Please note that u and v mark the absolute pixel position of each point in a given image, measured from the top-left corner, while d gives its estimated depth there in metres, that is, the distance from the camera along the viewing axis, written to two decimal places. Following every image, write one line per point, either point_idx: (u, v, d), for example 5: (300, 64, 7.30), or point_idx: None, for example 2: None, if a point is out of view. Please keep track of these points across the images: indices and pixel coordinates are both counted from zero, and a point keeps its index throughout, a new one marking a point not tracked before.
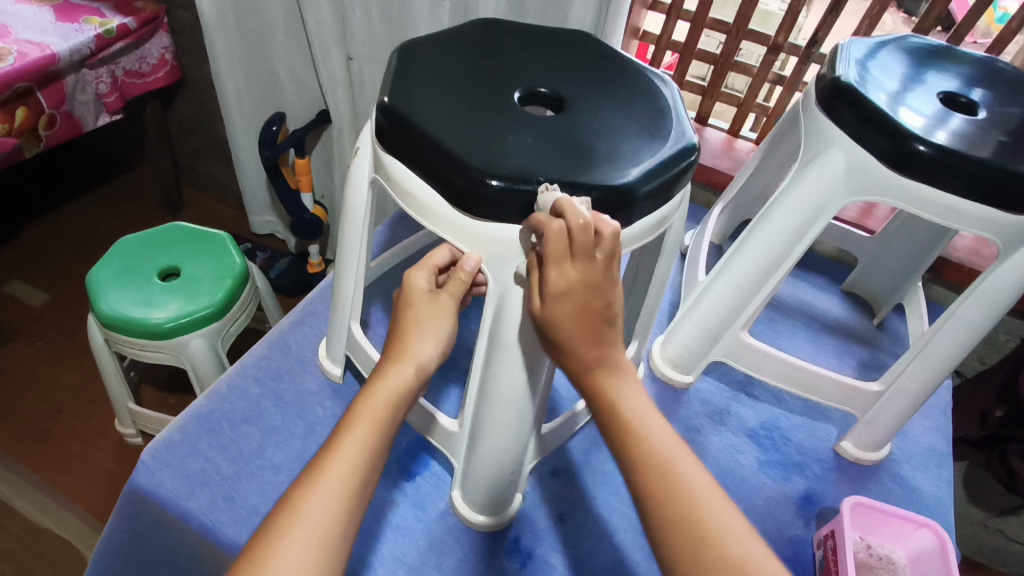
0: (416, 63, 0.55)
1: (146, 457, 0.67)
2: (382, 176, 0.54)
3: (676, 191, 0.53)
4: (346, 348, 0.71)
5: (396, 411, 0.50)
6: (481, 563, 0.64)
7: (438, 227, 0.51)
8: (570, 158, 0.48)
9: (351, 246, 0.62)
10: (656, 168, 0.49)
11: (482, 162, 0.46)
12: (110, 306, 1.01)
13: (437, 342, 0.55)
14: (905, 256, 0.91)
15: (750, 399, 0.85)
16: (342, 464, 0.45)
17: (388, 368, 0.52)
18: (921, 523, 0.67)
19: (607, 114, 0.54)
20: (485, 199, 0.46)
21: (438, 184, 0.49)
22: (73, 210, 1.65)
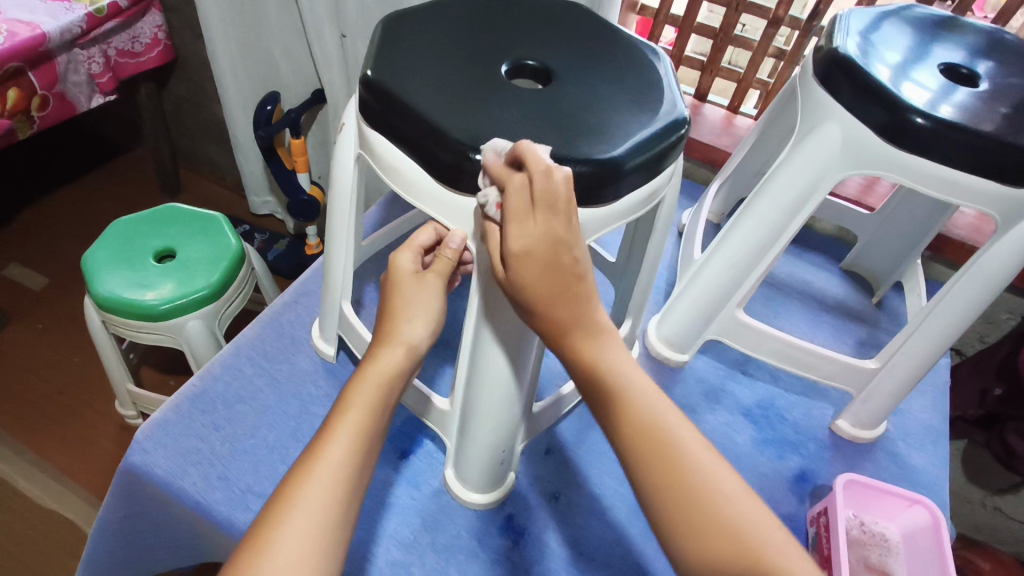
0: (400, 36, 0.54)
1: (140, 437, 0.66)
2: (367, 152, 0.53)
3: (666, 165, 0.52)
4: (339, 327, 0.71)
5: (390, 393, 0.50)
6: (475, 541, 0.65)
7: (424, 203, 0.50)
8: (556, 131, 0.47)
9: (339, 225, 0.61)
10: (644, 141, 0.48)
11: (466, 136, 0.45)
12: (105, 288, 1.01)
13: (428, 323, 0.54)
14: (905, 234, 0.90)
15: (746, 378, 0.84)
16: (337, 449, 0.45)
17: (379, 351, 0.51)
18: (914, 500, 0.67)
19: (597, 86, 0.53)
20: (470, 174, 0.45)
21: (422, 159, 0.48)
22: (70, 193, 1.64)
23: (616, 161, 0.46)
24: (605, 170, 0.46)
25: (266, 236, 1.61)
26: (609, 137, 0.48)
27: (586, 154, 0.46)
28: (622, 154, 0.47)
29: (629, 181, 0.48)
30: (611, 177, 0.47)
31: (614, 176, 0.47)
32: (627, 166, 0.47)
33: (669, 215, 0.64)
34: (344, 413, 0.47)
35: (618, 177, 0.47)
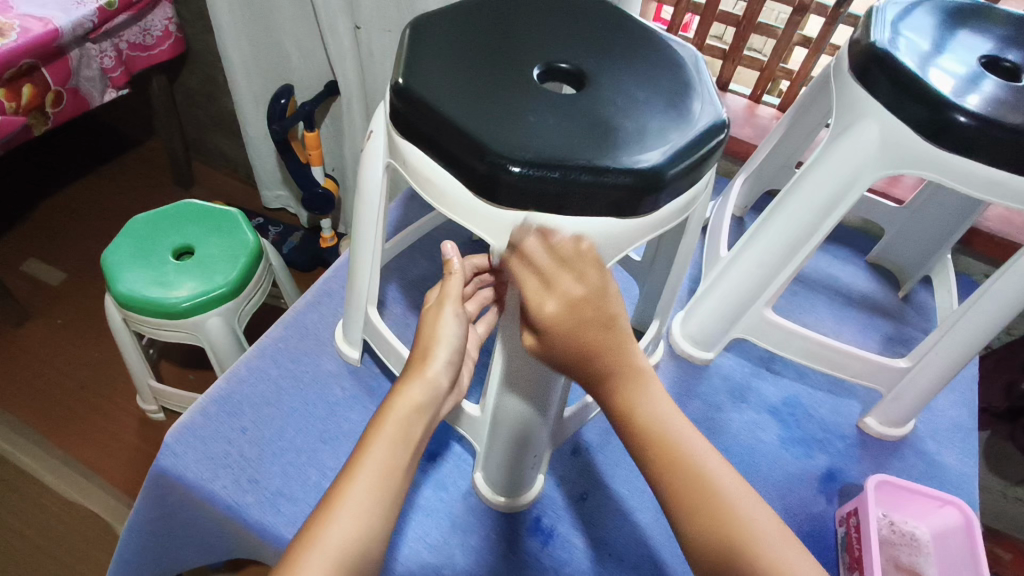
0: (429, 39, 0.52)
1: (170, 440, 0.67)
2: (398, 160, 0.52)
3: (704, 171, 0.52)
4: (364, 331, 0.71)
5: (415, 426, 0.49)
6: (505, 543, 0.65)
7: (458, 214, 0.49)
8: (595, 138, 0.46)
9: (367, 231, 0.60)
10: (683, 149, 0.47)
11: (502, 146, 0.44)
12: (125, 286, 1.01)
13: (450, 353, 0.53)
14: (933, 227, 0.88)
15: (772, 374, 0.84)
16: (363, 484, 0.44)
17: (406, 381, 0.51)
18: (945, 501, 0.67)
19: (632, 89, 0.52)
20: (507, 185, 0.44)
21: (457, 170, 0.47)
22: (84, 186, 1.64)
23: (656, 170, 0.46)
24: (645, 180, 0.45)
25: (280, 228, 1.61)
26: (648, 145, 0.47)
27: (627, 165, 0.45)
28: (662, 163, 0.46)
29: (668, 191, 0.48)
30: (651, 186, 0.46)
31: (654, 185, 0.46)
32: (668, 175, 0.46)
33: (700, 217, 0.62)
34: (371, 444, 0.47)
35: (657, 186, 0.46)
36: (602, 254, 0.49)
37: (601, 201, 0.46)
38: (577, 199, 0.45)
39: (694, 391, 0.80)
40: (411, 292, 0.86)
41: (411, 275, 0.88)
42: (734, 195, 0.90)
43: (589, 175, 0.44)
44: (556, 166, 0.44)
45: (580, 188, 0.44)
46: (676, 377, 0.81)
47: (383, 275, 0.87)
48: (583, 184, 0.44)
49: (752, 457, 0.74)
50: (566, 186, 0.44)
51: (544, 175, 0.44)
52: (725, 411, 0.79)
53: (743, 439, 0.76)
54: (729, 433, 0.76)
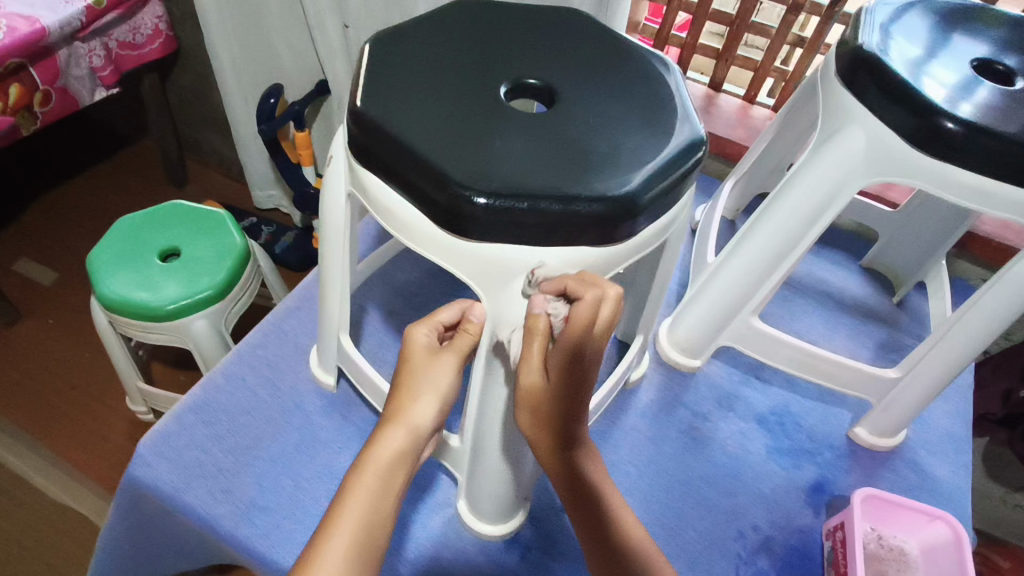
0: (393, 57, 0.51)
1: (143, 450, 0.65)
2: (359, 190, 0.50)
3: (682, 193, 0.50)
4: (339, 358, 0.69)
5: (395, 478, 0.47)
6: (481, 555, 0.64)
7: (424, 248, 0.47)
8: (565, 164, 0.45)
9: (334, 261, 0.59)
10: (659, 171, 0.46)
11: (465, 176, 0.42)
12: (110, 288, 1.00)
13: (437, 402, 0.49)
14: (928, 233, 0.86)
15: (760, 382, 0.82)
16: (339, 544, 0.43)
17: (387, 427, 0.48)
18: (935, 515, 0.65)
19: (604, 107, 0.50)
20: (471, 218, 0.43)
21: (420, 202, 0.45)
22: (77, 186, 1.64)
23: (632, 196, 0.44)
24: (620, 207, 0.44)
25: (272, 228, 1.59)
26: (621, 168, 0.45)
27: (599, 192, 0.43)
28: (638, 188, 0.44)
29: (644, 215, 0.46)
30: (625, 214, 0.44)
31: (629, 211, 0.44)
32: (643, 199, 0.45)
33: (680, 234, 0.61)
34: (348, 499, 0.45)
35: (633, 212, 0.44)
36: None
37: (574, 230, 0.44)
38: (548, 229, 0.43)
39: (679, 400, 0.78)
40: (394, 297, 0.85)
41: (394, 280, 0.87)
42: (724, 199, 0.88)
43: (559, 204, 0.42)
44: (523, 196, 0.42)
45: (551, 219, 0.43)
46: (662, 386, 0.79)
47: (367, 279, 0.85)
48: (554, 214, 0.42)
49: (739, 468, 0.73)
50: (536, 216, 0.42)
51: (511, 206, 0.42)
52: (711, 420, 0.77)
53: (729, 450, 0.74)
54: (715, 443, 0.75)
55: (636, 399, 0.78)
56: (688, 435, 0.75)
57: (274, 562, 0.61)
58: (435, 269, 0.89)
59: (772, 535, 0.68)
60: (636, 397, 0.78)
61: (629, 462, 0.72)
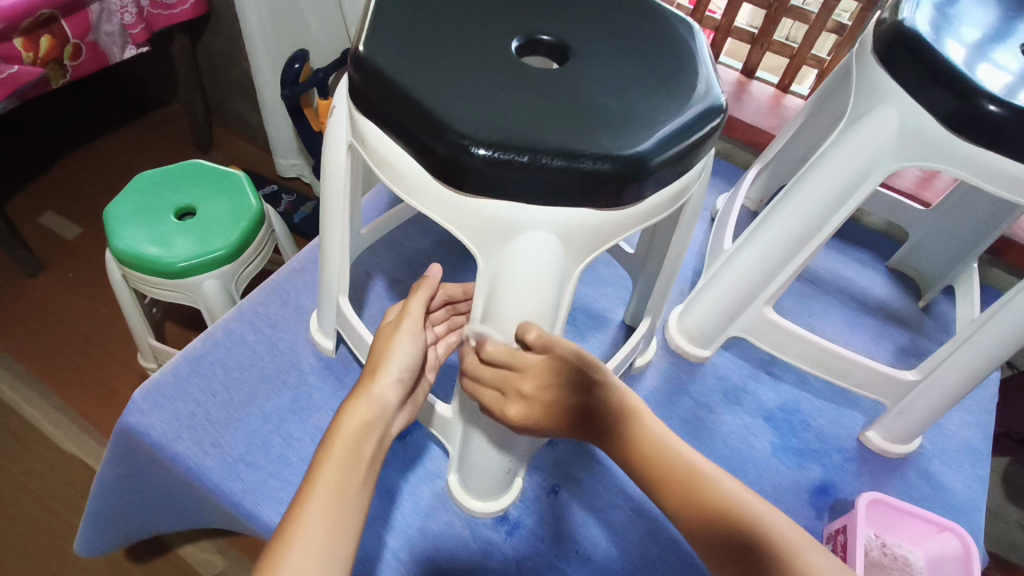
0: (400, 6, 0.49)
1: (138, 398, 0.65)
2: (359, 142, 0.49)
3: (696, 161, 0.48)
4: (337, 322, 0.68)
5: (367, 441, 0.47)
6: (467, 529, 0.63)
7: (422, 203, 0.46)
8: (571, 119, 0.43)
9: (335, 219, 0.58)
10: (672, 135, 0.43)
11: (465, 125, 0.41)
12: (123, 242, 1.00)
13: (399, 372, 0.51)
14: (961, 236, 0.82)
15: (770, 378, 0.79)
16: (317, 511, 0.41)
17: (352, 400, 0.49)
18: (944, 526, 0.62)
19: (620, 68, 0.48)
20: (470, 169, 0.41)
21: (418, 152, 0.43)
22: (105, 143, 1.65)
23: (641, 157, 0.42)
24: (629, 166, 0.41)
25: (292, 196, 1.57)
26: (633, 127, 0.43)
27: (607, 150, 0.41)
28: (648, 149, 0.42)
29: (655, 179, 0.44)
30: (634, 175, 0.42)
31: (637, 172, 0.42)
32: (653, 162, 0.42)
33: (695, 212, 0.58)
34: (319, 471, 0.44)
35: (641, 175, 0.42)
36: (580, 248, 0.46)
37: (577, 188, 0.42)
38: (550, 187, 0.42)
39: (684, 388, 0.76)
40: (401, 266, 0.83)
41: (402, 249, 0.86)
42: (746, 187, 0.85)
43: (563, 160, 0.40)
44: (525, 149, 0.40)
45: (553, 175, 0.41)
46: (668, 372, 0.77)
47: (374, 246, 0.84)
48: (557, 170, 0.41)
49: (741, 462, 0.70)
50: (537, 171, 0.41)
51: (511, 158, 0.40)
52: (716, 413, 0.74)
53: (732, 443, 0.72)
54: (718, 436, 0.72)
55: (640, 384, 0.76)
56: (691, 425, 0.73)
57: (258, 519, 0.61)
58: (444, 241, 0.87)
59: None
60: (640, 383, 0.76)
61: None
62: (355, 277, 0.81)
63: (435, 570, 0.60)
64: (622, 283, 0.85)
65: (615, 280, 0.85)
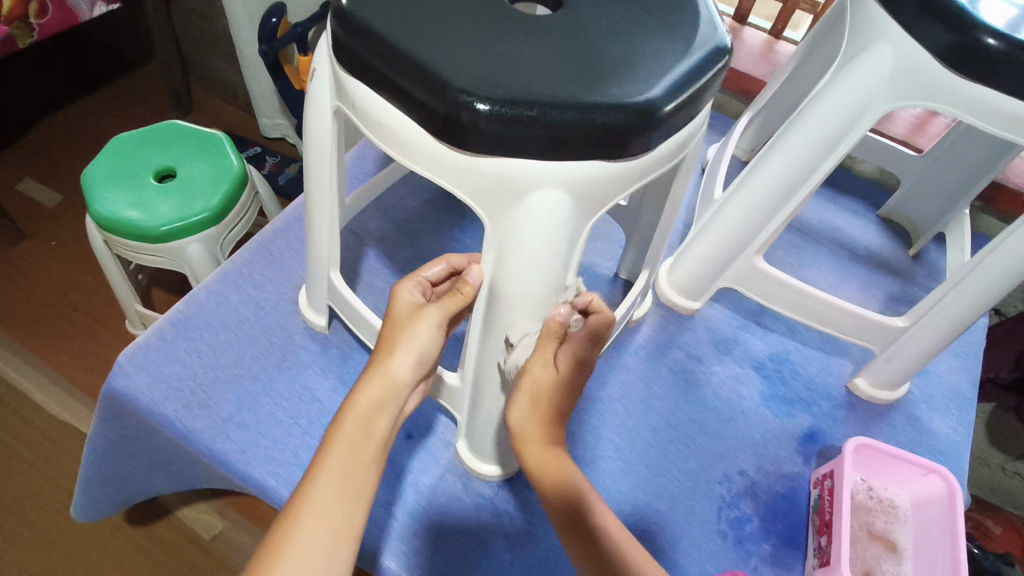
0: None
1: (123, 360, 0.64)
2: (347, 105, 0.47)
3: (701, 107, 0.46)
4: (329, 296, 0.66)
5: (380, 421, 0.46)
6: (460, 483, 0.63)
7: (422, 166, 0.44)
8: (577, 69, 0.41)
9: (321, 189, 0.55)
10: (681, 81, 0.42)
11: (468, 80, 0.39)
12: (102, 207, 0.97)
13: (417, 354, 0.49)
14: (951, 181, 0.81)
15: (761, 329, 0.79)
16: (330, 482, 0.42)
17: (368, 376, 0.48)
18: (929, 469, 0.63)
19: (618, 11, 0.46)
20: (473, 127, 0.39)
21: (414, 111, 0.41)
22: (80, 108, 1.59)
23: (652, 104, 0.41)
24: (640, 115, 0.40)
25: (277, 158, 1.53)
26: (639, 75, 0.42)
27: (617, 98, 0.40)
28: (659, 96, 0.41)
29: (663, 130, 0.43)
30: (643, 124, 0.41)
31: (647, 120, 0.41)
32: (663, 110, 0.41)
33: (693, 164, 0.56)
34: (332, 445, 0.44)
35: (652, 124, 0.41)
36: (590, 205, 0.44)
37: (588, 141, 0.40)
38: (559, 140, 0.40)
39: (674, 341, 0.76)
40: (387, 224, 0.82)
41: (388, 208, 0.84)
42: (737, 136, 0.84)
43: (574, 112, 0.39)
44: (532, 103, 0.39)
45: (563, 128, 0.39)
46: (660, 326, 0.77)
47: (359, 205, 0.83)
48: (566, 123, 0.39)
49: (731, 412, 0.71)
50: (545, 126, 0.39)
51: (518, 114, 0.39)
52: (706, 364, 0.75)
53: (723, 394, 0.72)
54: (708, 387, 0.73)
55: (633, 338, 0.75)
56: (681, 376, 0.73)
57: (251, 478, 0.61)
58: (430, 198, 0.86)
59: (759, 480, 0.66)
60: (632, 337, 0.75)
61: (618, 401, 0.70)
62: (341, 236, 0.80)
63: (428, 522, 0.60)
64: (612, 238, 0.84)
65: (605, 235, 0.84)
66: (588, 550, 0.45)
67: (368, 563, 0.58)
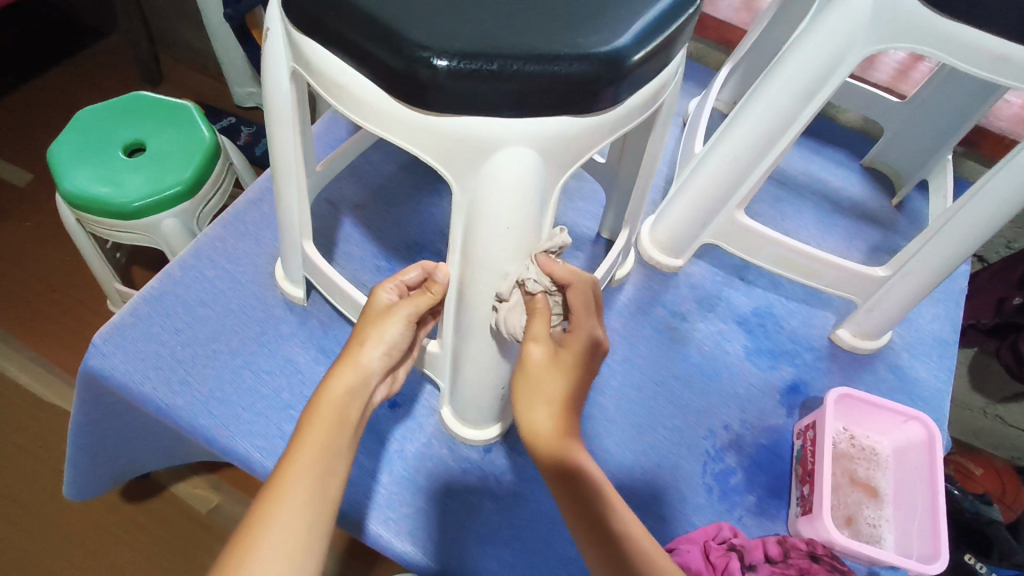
0: None
1: (98, 341, 0.63)
2: (303, 64, 0.45)
3: (673, 57, 0.45)
4: (304, 267, 0.65)
5: (351, 409, 0.46)
6: (447, 449, 0.63)
7: (383, 128, 0.43)
8: (539, 20, 0.40)
9: (285, 157, 0.53)
10: (648, 29, 0.41)
11: (424, 36, 0.37)
12: (71, 184, 0.94)
13: (386, 346, 0.49)
14: (934, 127, 0.80)
15: (744, 284, 0.79)
16: (302, 475, 0.41)
17: (337, 368, 0.48)
18: (910, 416, 0.63)
19: None
20: (432, 85, 0.38)
21: (370, 70, 0.40)
22: (45, 82, 1.54)
23: (618, 54, 0.39)
24: (606, 66, 0.39)
25: (252, 128, 1.48)
26: (604, 23, 0.40)
27: (581, 49, 0.38)
28: (625, 46, 0.39)
29: (632, 81, 0.41)
30: (610, 74, 0.39)
31: (615, 71, 0.39)
32: (631, 60, 0.40)
33: (670, 115, 0.54)
34: (307, 427, 0.44)
35: (620, 75, 0.40)
36: (560, 162, 0.43)
37: (552, 96, 0.39)
38: (523, 95, 0.39)
39: (658, 299, 0.76)
40: (364, 192, 0.80)
41: (364, 174, 0.82)
42: (717, 88, 0.82)
43: (535, 65, 0.38)
44: (492, 56, 0.37)
45: (527, 82, 0.38)
46: (643, 284, 0.76)
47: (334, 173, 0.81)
48: (529, 75, 0.38)
49: (715, 367, 0.71)
50: (507, 81, 0.38)
51: (478, 68, 0.37)
52: (689, 321, 0.74)
53: (706, 350, 0.72)
54: (692, 344, 0.73)
55: (617, 297, 0.75)
56: (665, 334, 0.73)
57: (237, 452, 0.60)
58: (408, 164, 0.84)
59: (742, 434, 0.67)
60: (616, 296, 0.75)
61: (603, 361, 0.70)
62: (316, 205, 0.78)
63: (414, 488, 0.60)
64: (594, 198, 0.82)
65: (587, 194, 0.83)
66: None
67: (356, 531, 0.59)
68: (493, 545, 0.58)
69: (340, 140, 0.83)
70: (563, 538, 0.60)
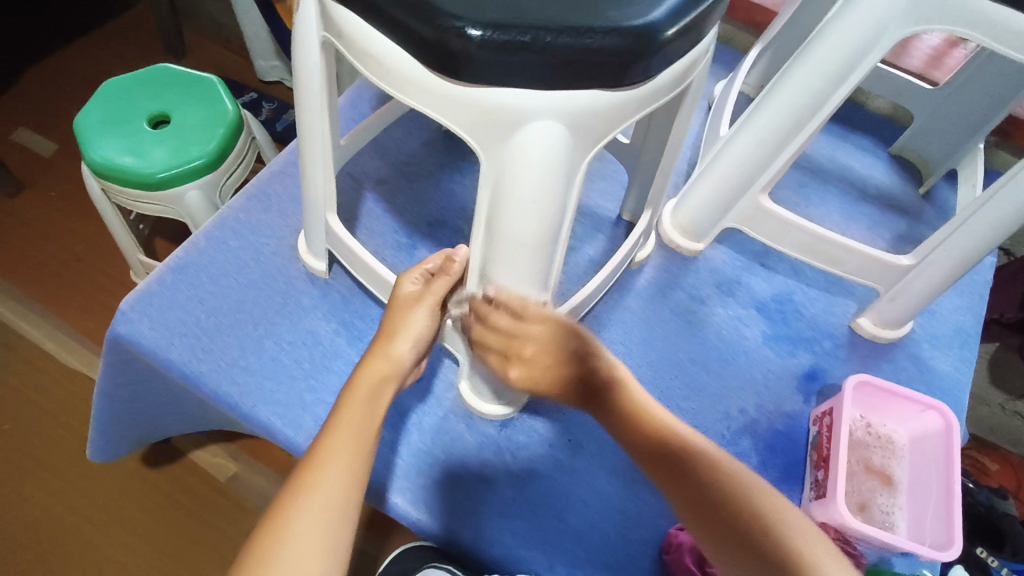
0: None
1: (125, 307, 0.64)
2: (334, 34, 0.45)
3: (704, 34, 0.45)
4: (327, 241, 0.65)
5: (379, 394, 0.50)
6: (464, 425, 0.64)
7: (413, 98, 0.43)
8: None
9: (313, 130, 0.54)
10: (681, 4, 0.41)
11: (458, 7, 0.38)
12: (98, 154, 0.96)
13: (416, 337, 0.53)
14: (966, 116, 0.78)
15: (765, 270, 0.78)
16: (335, 450, 0.44)
17: (369, 360, 0.52)
18: (929, 405, 0.63)
19: None
20: (464, 55, 0.38)
21: (403, 40, 0.40)
22: (72, 53, 1.55)
23: (651, 29, 0.39)
24: (638, 40, 0.39)
25: (274, 103, 1.49)
26: None
27: (614, 23, 0.39)
28: (658, 20, 0.39)
29: (663, 56, 0.41)
30: (642, 49, 0.39)
31: (648, 45, 0.39)
32: (664, 35, 0.40)
33: (700, 90, 0.53)
34: (341, 410, 0.47)
35: (652, 50, 0.40)
36: (588, 137, 0.43)
37: (584, 69, 0.39)
38: (554, 68, 0.39)
39: (678, 282, 0.75)
40: (386, 168, 0.80)
41: (387, 149, 0.82)
42: (745, 71, 0.81)
43: (568, 37, 0.38)
44: (525, 28, 0.37)
45: (559, 54, 0.38)
46: (662, 268, 0.76)
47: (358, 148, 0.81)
48: (561, 48, 0.38)
49: (733, 352, 0.71)
50: (540, 53, 0.38)
51: (511, 40, 0.37)
52: (708, 305, 0.74)
53: (724, 334, 0.72)
54: (710, 328, 0.73)
55: (636, 280, 0.75)
56: (684, 318, 0.73)
57: (258, 420, 0.62)
58: (430, 141, 0.84)
59: (758, 419, 0.67)
60: (635, 278, 0.75)
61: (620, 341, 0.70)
62: (339, 179, 0.78)
63: (431, 461, 0.61)
64: (616, 179, 0.82)
65: (608, 175, 0.82)
66: (683, 475, 0.47)
67: (373, 499, 0.60)
68: (507, 518, 0.59)
69: (363, 115, 0.83)
70: (576, 513, 0.61)
